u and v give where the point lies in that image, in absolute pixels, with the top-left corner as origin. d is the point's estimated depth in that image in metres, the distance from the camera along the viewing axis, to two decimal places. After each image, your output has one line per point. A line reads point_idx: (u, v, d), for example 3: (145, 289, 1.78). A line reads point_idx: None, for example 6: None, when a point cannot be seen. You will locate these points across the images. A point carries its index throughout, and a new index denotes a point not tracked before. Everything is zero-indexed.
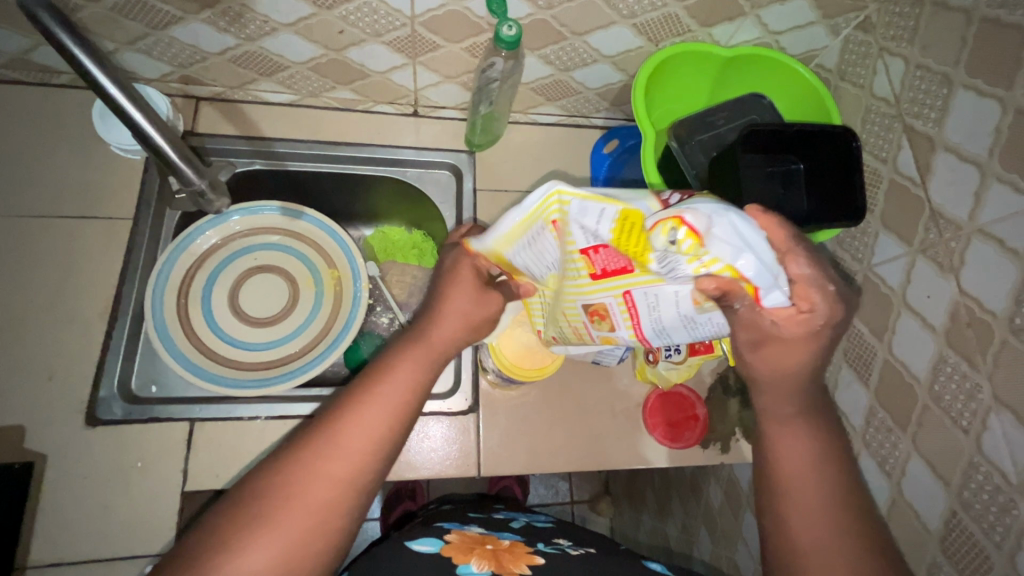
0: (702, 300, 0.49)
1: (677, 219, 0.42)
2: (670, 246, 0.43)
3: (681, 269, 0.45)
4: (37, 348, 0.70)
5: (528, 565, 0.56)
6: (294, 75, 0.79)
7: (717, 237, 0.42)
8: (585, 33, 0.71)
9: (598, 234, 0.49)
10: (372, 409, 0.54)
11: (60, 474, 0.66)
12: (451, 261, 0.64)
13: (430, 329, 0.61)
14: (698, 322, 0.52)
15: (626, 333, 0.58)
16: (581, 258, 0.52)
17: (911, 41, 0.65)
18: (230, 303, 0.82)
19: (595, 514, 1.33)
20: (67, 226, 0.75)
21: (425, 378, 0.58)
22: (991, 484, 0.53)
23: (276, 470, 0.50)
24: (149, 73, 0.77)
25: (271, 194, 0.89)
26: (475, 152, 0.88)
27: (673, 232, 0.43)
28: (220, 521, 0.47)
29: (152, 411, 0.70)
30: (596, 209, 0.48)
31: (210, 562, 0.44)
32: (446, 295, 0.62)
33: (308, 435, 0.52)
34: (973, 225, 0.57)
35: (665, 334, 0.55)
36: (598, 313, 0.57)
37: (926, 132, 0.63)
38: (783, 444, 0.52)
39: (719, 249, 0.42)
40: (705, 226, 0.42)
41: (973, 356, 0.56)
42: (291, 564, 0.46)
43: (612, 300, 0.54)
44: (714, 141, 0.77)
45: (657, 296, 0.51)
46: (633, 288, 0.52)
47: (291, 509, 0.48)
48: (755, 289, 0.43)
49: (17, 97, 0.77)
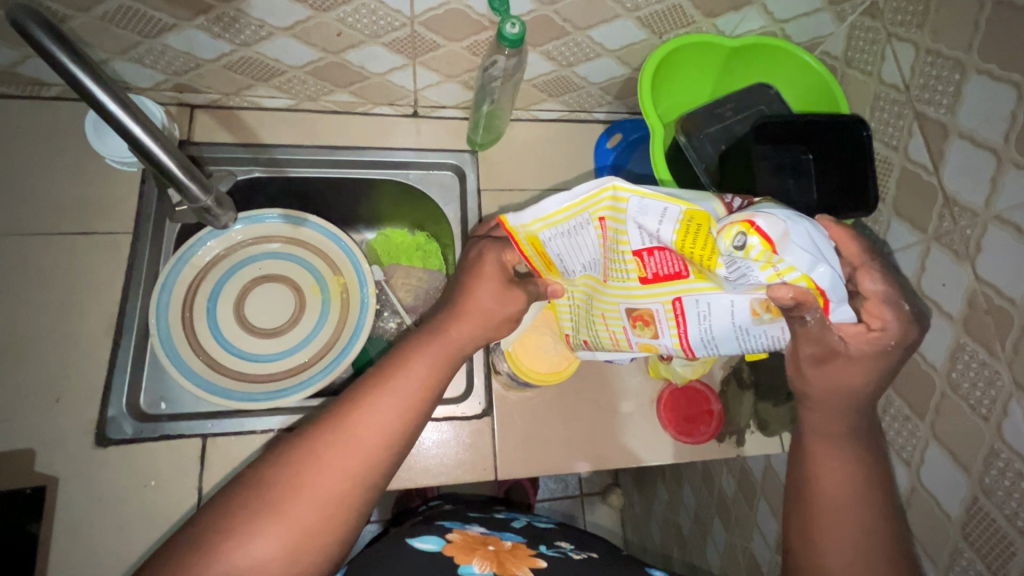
0: (763, 310, 0.50)
1: (748, 224, 0.44)
2: (737, 251, 0.45)
3: (752, 276, 0.46)
4: (43, 369, 0.68)
5: (531, 568, 0.54)
6: (291, 79, 0.77)
7: (793, 245, 0.44)
8: (588, 27, 0.70)
9: (656, 235, 0.51)
10: (389, 400, 0.53)
11: (72, 496, 0.65)
12: (476, 255, 0.63)
13: (451, 323, 0.59)
14: (751, 333, 0.53)
15: (671, 340, 0.59)
16: (634, 259, 0.55)
17: (921, 26, 0.64)
18: (236, 313, 0.81)
19: (603, 505, 1.34)
20: (66, 242, 0.73)
21: (444, 372, 0.57)
22: (1013, 470, 0.54)
23: (291, 457, 0.49)
24: (142, 81, 0.75)
25: (272, 201, 0.88)
26: (478, 151, 0.87)
27: (743, 237, 0.44)
28: (232, 502, 0.47)
29: (162, 428, 0.68)
30: (657, 208, 0.50)
31: (216, 543, 0.44)
32: (468, 289, 0.61)
33: (324, 422, 0.51)
34: (989, 212, 0.56)
35: (713, 344, 0.56)
36: (643, 318, 0.59)
37: (938, 118, 0.62)
38: (827, 471, 0.52)
39: (795, 256, 0.44)
40: (780, 233, 0.44)
41: (991, 344, 0.55)
42: (296, 554, 0.46)
43: (660, 306, 0.57)
44: (723, 134, 0.76)
45: (709, 306, 0.53)
46: (684, 294, 0.54)
47: (302, 497, 0.47)
48: (825, 301, 0.45)
49: (7, 111, 0.75)
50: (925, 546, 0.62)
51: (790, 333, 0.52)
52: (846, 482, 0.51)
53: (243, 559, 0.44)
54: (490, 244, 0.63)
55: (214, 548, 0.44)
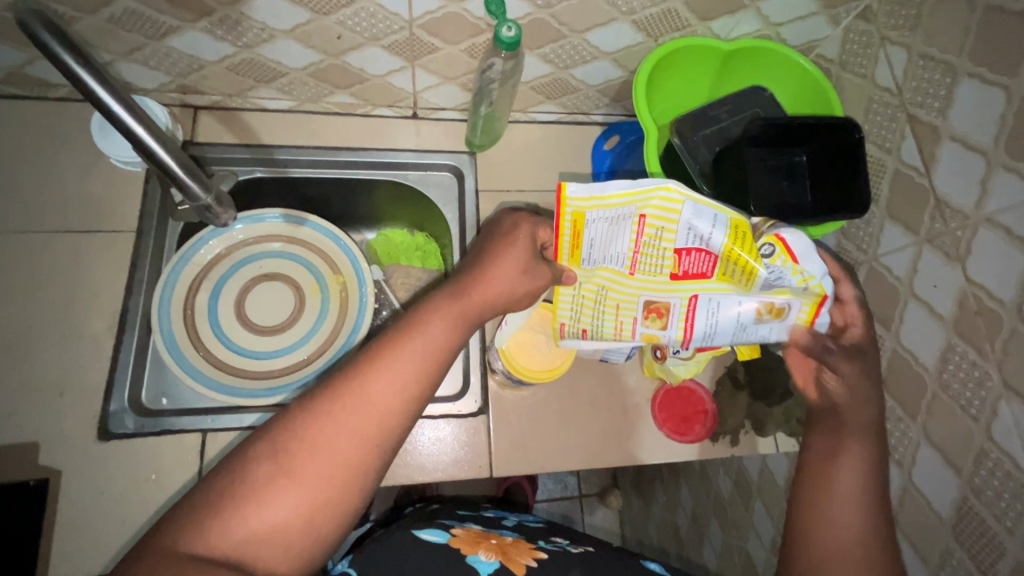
0: (766, 311, 0.64)
1: (779, 238, 0.60)
2: (767, 259, 0.61)
3: (784, 279, 0.61)
4: (47, 364, 0.70)
5: (534, 559, 0.55)
6: (292, 81, 0.79)
7: (811, 257, 0.60)
8: (585, 30, 0.71)
9: (706, 235, 0.63)
10: (404, 363, 0.53)
11: (75, 489, 0.66)
12: (510, 225, 0.66)
13: (472, 286, 0.60)
14: (748, 331, 0.65)
15: (674, 333, 0.68)
16: (671, 255, 0.66)
17: (914, 29, 0.64)
18: (237, 310, 0.82)
19: (602, 506, 1.34)
20: (71, 240, 0.74)
21: (460, 335, 0.58)
22: (1002, 471, 0.54)
23: (304, 421, 0.48)
24: (146, 83, 0.77)
25: (273, 201, 0.89)
26: (477, 152, 0.88)
27: (772, 247, 0.60)
28: (243, 467, 0.46)
29: (162, 423, 0.70)
30: (710, 214, 0.63)
31: (233, 509, 0.44)
32: (495, 256, 0.63)
33: (337, 386, 0.50)
34: (979, 214, 0.57)
35: (711, 337, 0.66)
36: (656, 310, 0.68)
37: (931, 121, 0.63)
38: (838, 474, 0.56)
39: (811, 266, 0.60)
40: (803, 247, 0.60)
41: (982, 345, 0.56)
42: (314, 518, 0.46)
43: (677, 300, 0.67)
44: (719, 136, 0.77)
45: (719, 304, 0.66)
46: (702, 292, 0.67)
47: (317, 461, 0.47)
48: (819, 308, 0.62)
49: (16, 112, 0.76)
50: (916, 546, 0.63)
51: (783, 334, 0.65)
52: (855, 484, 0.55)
53: (261, 523, 0.44)
54: (524, 216, 0.67)
55: (232, 513, 0.44)
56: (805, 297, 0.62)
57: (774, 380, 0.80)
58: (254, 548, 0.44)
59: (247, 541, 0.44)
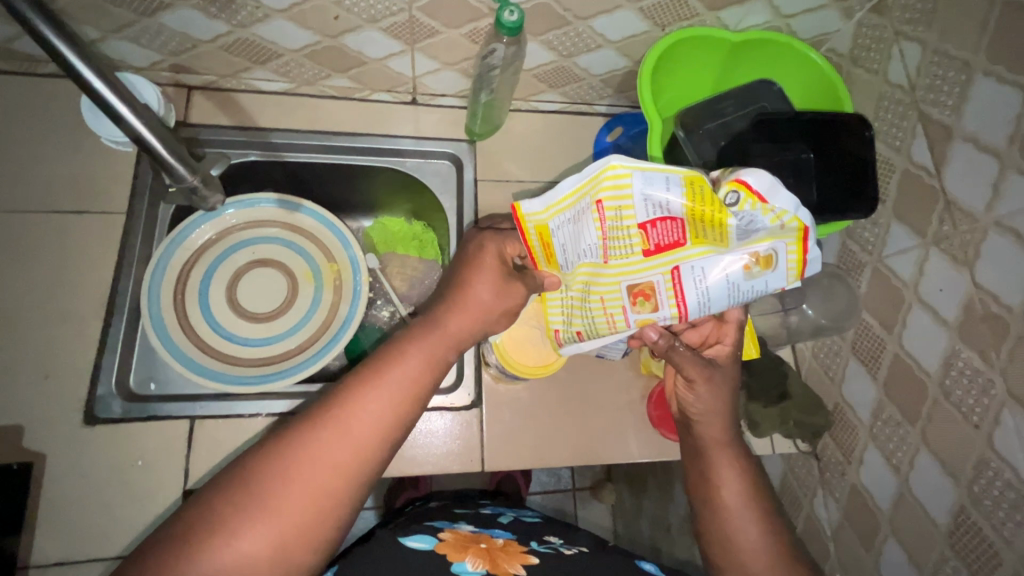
0: (752, 262, 0.52)
1: (739, 182, 0.49)
2: (733, 208, 0.50)
3: (757, 223, 0.50)
4: (33, 346, 0.68)
5: (524, 566, 0.52)
6: (289, 63, 0.77)
7: (780, 192, 0.48)
8: (589, 17, 0.69)
9: (666, 203, 0.53)
10: (380, 396, 0.51)
11: (60, 473, 0.65)
12: (474, 249, 0.62)
13: (447, 314, 0.59)
14: (742, 289, 0.53)
15: (669, 313, 0.57)
16: (638, 233, 0.55)
17: (929, 24, 0.62)
18: (229, 296, 0.80)
19: (596, 500, 1.33)
20: (59, 220, 0.73)
21: (437, 367, 0.56)
22: (1002, 480, 0.53)
23: (277, 453, 0.46)
24: (139, 61, 0.75)
25: (268, 185, 0.87)
26: (477, 141, 0.86)
27: (735, 194, 0.49)
28: (218, 494, 0.44)
29: (150, 409, 0.69)
30: (662, 177, 0.52)
31: (199, 541, 0.42)
32: (467, 282, 0.60)
33: (310, 420, 0.49)
34: (989, 217, 0.55)
35: (707, 307, 0.55)
36: (643, 293, 0.57)
37: (943, 120, 0.61)
38: (723, 474, 0.58)
39: (785, 202, 0.49)
40: (767, 184, 0.48)
41: (986, 351, 0.54)
42: (285, 552, 0.44)
43: (660, 278, 0.56)
44: (722, 130, 0.74)
45: (704, 269, 0.54)
46: (681, 263, 0.55)
47: (292, 493, 0.45)
48: (807, 243, 0.50)
49: (5, 87, 0.75)
50: (911, 553, 0.62)
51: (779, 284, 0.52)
52: (738, 489, 0.57)
53: (229, 557, 0.42)
54: (491, 233, 0.62)
55: (198, 545, 0.41)
56: (788, 236, 0.50)
57: (771, 381, 0.76)
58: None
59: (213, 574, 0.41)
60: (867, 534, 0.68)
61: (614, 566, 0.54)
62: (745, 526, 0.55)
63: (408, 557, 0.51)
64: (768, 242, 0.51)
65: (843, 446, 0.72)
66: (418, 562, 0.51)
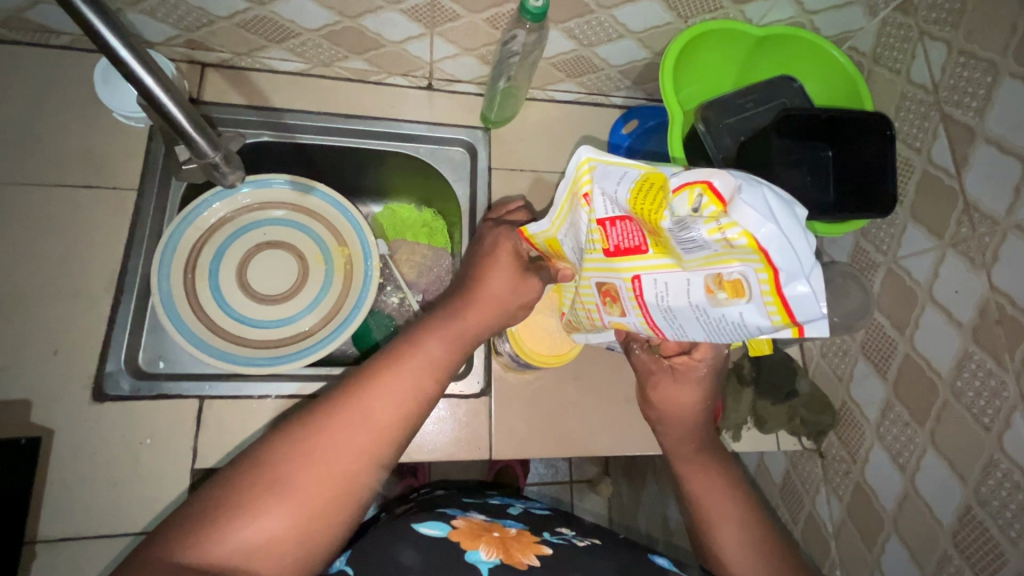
0: (716, 287, 0.44)
1: (701, 184, 0.40)
2: (692, 214, 0.41)
3: (701, 238, 0.42)
4: (42, 321, 0.68)
5: (537, 556, 0.52)
6: (305, 43, 0.76)
7: (740, 202, 0.39)
8: (613, 6, 0.68)
9: (617, 199, 0.46)
10: (400, 381, 0.51)
11: (68, 449, 0.65)
12: (491, 244, 0.64)
13: (465, 305, 0.59)
14: (709, 315, 0.45)
15: (638, 321, 0.52)
16: (597, 229, 0.49)
17: (956, 25, 0.62)
18: (239, 277, 0.80)
19: (592, 492, 1.34)
20: (69, 195, 0.72)
21: (454, 356, 0.56)
22: (1011, 481, 0.53)
23: (296, 435, 0.46)
24: (153, 35, 0.74)
25: (280, 166, 0.86)
26: (492, 129, 0.86)
27: (697, 196, 0.41)
28: (237, 473, 0.44)
29: (158, 388, 0.68)
30: (623, 174, 0.47)
31: (224, 517, 0.42)
32: (483, 275, 0.61)
33: (331, 401, 0.49)
34: (1010, 220, 0.55)
35: (677, 324, 0.49)
36: (611, 294, 0.53)
37: (966, 122, 0.61)
38: (700, 480, 0.59)
39: (742, 215, 0.39)
40: (727, 190, 0.39)
41: (1000, 354, 0.55)
42: (306, 533, 0.43)
43: (621, 283, 0.50)
44: (743, 125, 0.75)
45: (667, 285, 0.47)
46: (643, 273, 0.48)
47: (313, 474, 0.45)
48: (778, 274, 0.40)
49: (17, 58, 0.74)
50: (913, 551, 0.62)
51: (746, 319, 0.43)
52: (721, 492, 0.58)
53: (252, 535, 0.42)
54: (507, 231, 0.63)
55: (221, 522, 0.41)
56: (752, 262, 0.41)
57: (781, 379, 0.77)
58: (250, 560, 0.41)
59: (237, 551, 0.41)
60: (870, 533, 0.68)
61: (627, 561, 0.55)
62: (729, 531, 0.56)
63: (419, 541, 0.52)
64: (729, 265, 0.42)
65: (848, 445, 0.72)
66: (430, 547, 0.51)
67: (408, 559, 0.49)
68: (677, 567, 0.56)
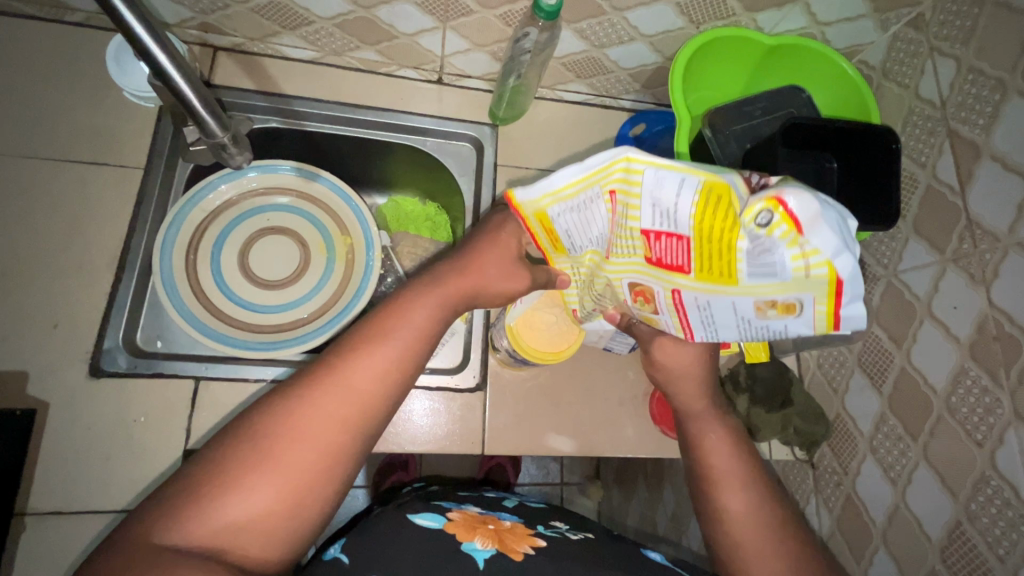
0: (767, 307, 0.43)
1: (776, 201, 0.38)
2: (760, 229, 0.39)
3: (773, 258, 0.40)
4: (42, 295, 0.68)
5: (531, 547, 0.52)
6: (318, 31, 0.76)
7: (823, 227, 0.37)
8: (626, 8, 0.68)
9: (673, 211, 0.44)
10: (384, 352, 0.51)
11: (61, 423, 0.65)
12: (498, 221, 0.62)
13: (454, 278, 0.58)
14: (753, 327, 0.46)
15: (671, 320, 0.53)
16: (641, 239, 0.47)
17: (966, 42, 0.63)
18: (241, 261, 0.80)
19: (582, 495, 1.33)
20: (75, 170, 0.72)
21: (440, 327, 0.55)
22: (1001, 498, 0.53)
23: (280, 408, 0.46)
24: (168, 16, 0.74)
25: (286, 153, 0.87)
26: (499, 126, 0.86)
27: (768, 214, 0.38)
28: (216, 452, 0.44)
29: (155, 366, 0.69)
30: (673, 177, 0.42)
31: (208, 495, 0.42)
32: (480, 253, 0.60)
33: (317, 372, 0.48)
34: (1011, 238, 0.55)
35: (712, 327, 0.49)
36: (643, 294, 0.52)
37: (972, 139, 0.61)
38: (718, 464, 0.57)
39: (823, 240, 0.38)
40: (810, 213, 0.37)
41: (996, 371, 0.55)
42: (295, 507, 0.44)
43: (660, 289, 0.50)
44: (749, 132, 0.74)
45: (709, 304, 0.47)
46: (683, 288, 0.48)
47: (297, 448, 0.45)
48: (842, 299, 0.40)
49: (31, 32, 0.74)
50: (901, 565, 0.62)
51: (794, 332, 0.44)
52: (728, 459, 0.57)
53: (241, 512, 0.42)
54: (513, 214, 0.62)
55: (211, 499, 0.42)
56: (815, 289, 0.40)
57: (776, 387, 0.77)
58: (239, 535, 0.42)
59: (228, 527, 0.42)
60: (859, 545, 0.68)
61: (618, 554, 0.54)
62: (739, 517, 0.54)
63: (413, 529, 0.52)
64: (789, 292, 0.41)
65: (841, 457, 0.73)
66: (422, 537, 0.51)
67: (401, 547, 0.49)
68: (671, 562, 0.56)
